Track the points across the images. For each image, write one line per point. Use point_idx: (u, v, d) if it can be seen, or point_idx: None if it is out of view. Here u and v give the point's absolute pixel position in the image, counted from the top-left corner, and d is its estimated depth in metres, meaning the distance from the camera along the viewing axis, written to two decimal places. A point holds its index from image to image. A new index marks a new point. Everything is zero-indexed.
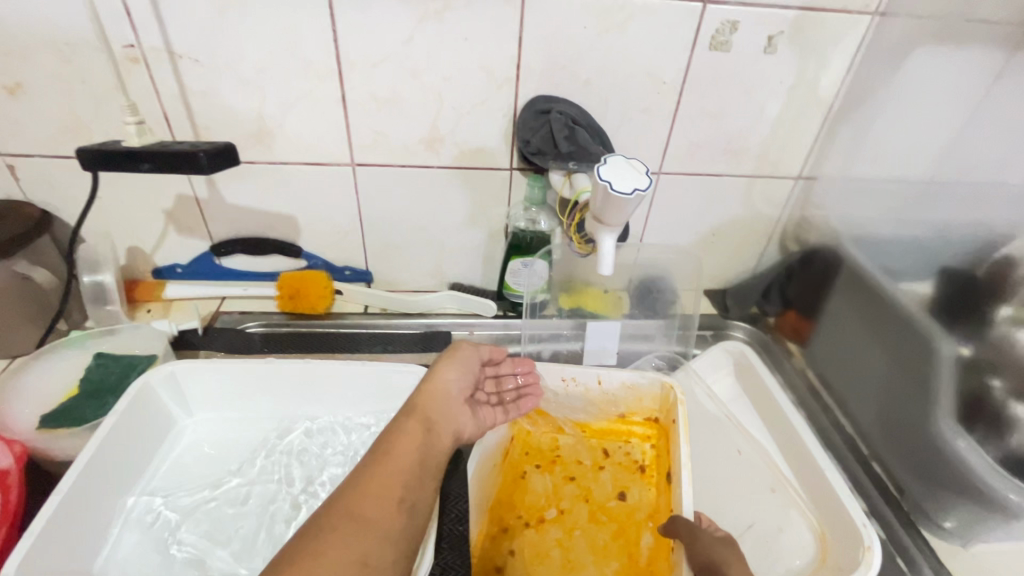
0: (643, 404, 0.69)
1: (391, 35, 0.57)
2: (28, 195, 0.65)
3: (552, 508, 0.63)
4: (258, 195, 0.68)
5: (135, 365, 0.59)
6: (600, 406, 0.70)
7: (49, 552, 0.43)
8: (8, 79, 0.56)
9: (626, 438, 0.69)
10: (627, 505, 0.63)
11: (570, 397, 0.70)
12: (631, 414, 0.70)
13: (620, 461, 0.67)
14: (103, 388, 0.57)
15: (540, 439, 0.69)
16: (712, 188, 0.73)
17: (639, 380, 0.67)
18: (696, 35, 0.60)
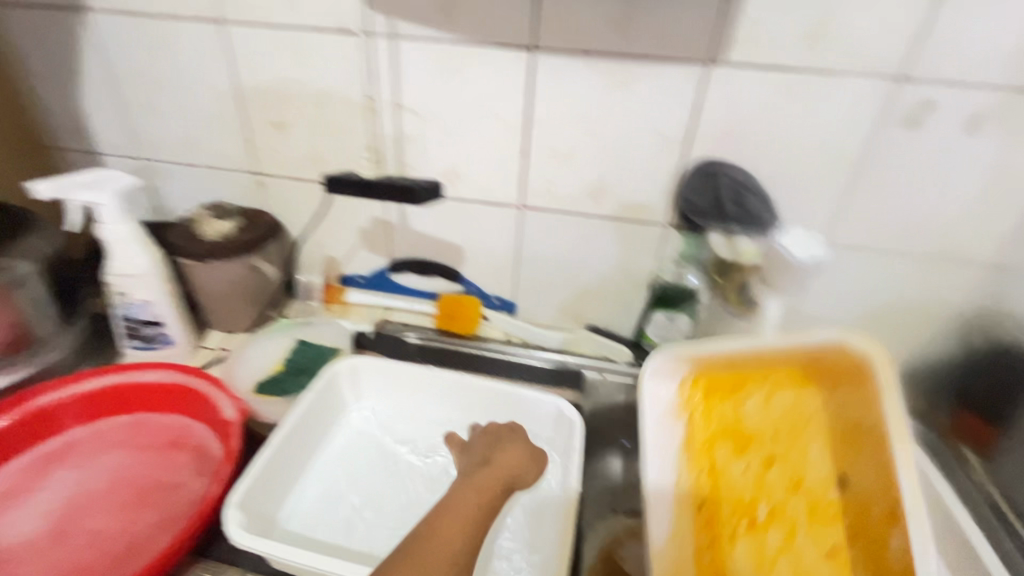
0: (829, 355, 0.54)
1: (579, 99, 0.64)
2: (267, 206, 0.81)
3: (762, 497, 0.54)
4: (437, 225, 0.78)
5: (324, 354, 0.72)
6: (778, 355, 0.56)
7: (255, 495, 0.52)
8: (278, 117, 0.73)
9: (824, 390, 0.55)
10: (845, 487, 0.51)
11: (734, 356, 0.57)
12: (817, 359, 0.55)
13: (825, 424, 0.54)
14: (301, 367, 0.70)
15: (722, 405, 0.58)
16: (884, 267, 0.69)
17: (806, 336, 0.54)
18: (884, 111, 0.59)
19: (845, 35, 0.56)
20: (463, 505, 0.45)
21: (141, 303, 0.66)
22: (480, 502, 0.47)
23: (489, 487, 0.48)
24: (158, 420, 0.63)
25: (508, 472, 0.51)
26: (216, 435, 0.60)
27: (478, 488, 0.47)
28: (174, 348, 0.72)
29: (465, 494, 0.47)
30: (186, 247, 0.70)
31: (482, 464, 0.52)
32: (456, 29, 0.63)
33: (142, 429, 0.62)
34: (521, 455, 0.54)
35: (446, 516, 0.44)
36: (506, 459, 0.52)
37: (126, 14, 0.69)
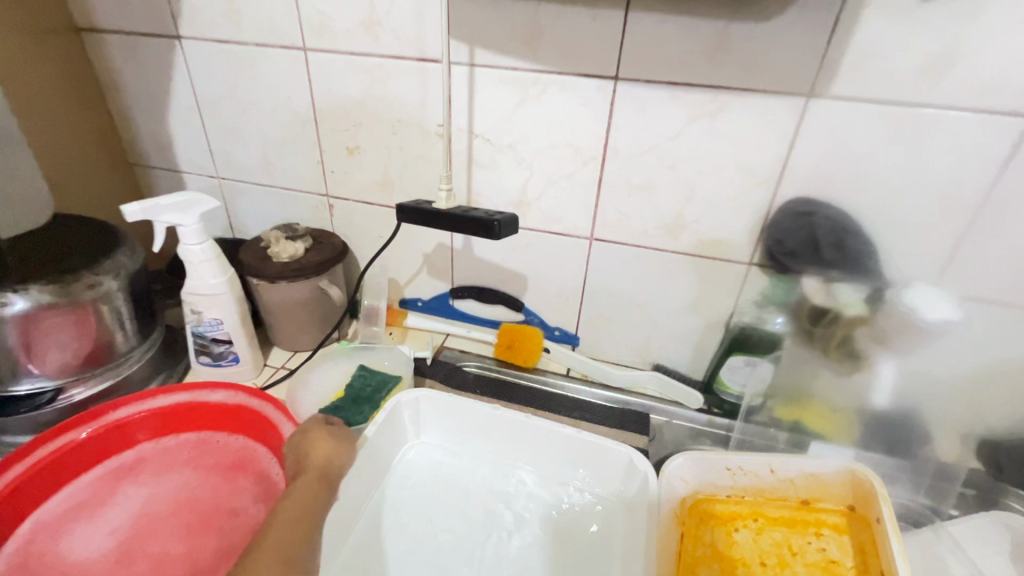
0: (832, 491, 0.60)
1: (661, 130, 0.61)
2: (335, 227, 0.82)
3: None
4: (503, 253, 0.77)
5: (386, 383, 0.69)
6: (777, 492, 0.61)
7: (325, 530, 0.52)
8: (352, 142, 0.74)
9: (815, 531, 0.58)
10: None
11: (740, 484, 0.60)
12: (818, 500, 0.60)
13: (813, 561, 0.56)
14: (362, 396, 0.67)
15: (713, 534, 0.58)
16: (1001, 321, 0.61)
17: (822, 467, 0.59)
18: (1013, 152, 0.53)
19: (972, 68, 0.50)
20: (293, 517, 0.48)
21: (213, 322, 0.67)
22: (303, 521, 0.48)
23: (308, 497, 0.50)
24: (224, 441, 0.63)
25: (320, 474, 0.52)
26: (279, 460, 0.60)
27: (299, 500, 0.49)
28: (240, 367, 0.73)
29: (295, 506, 0.49)
30: (256, 267, 0.71)
31: (304, 470, 0.52)
32: (537, 58, 0.61)
33: (208, 450, 0.62)
34: (326, 450, 0.54)
35: (273, 531, 0.47)
36: (314, 462, 0.52)
37: (216, 43, 0.72)
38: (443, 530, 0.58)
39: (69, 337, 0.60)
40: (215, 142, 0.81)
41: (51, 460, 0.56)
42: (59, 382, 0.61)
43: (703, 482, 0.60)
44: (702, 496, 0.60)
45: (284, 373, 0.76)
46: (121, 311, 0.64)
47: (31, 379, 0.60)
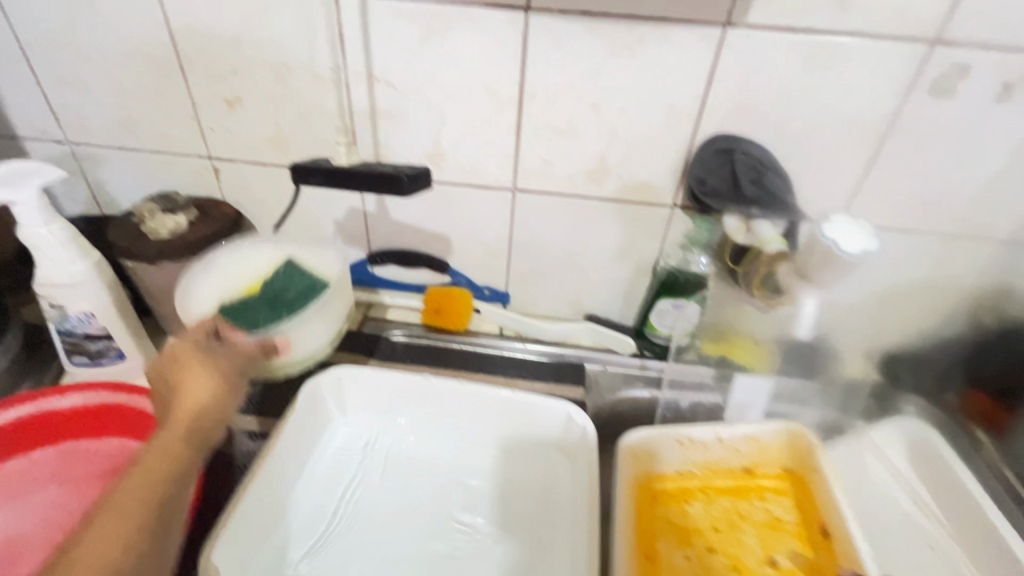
0: (770, 455, 0.61)
1: (579, 68, 0.57)
2: (225, 195, 0.72)
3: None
4: (421, 212, 0.71)
5: (315, 288, 0.60)
6: (721, 463, 0.61)
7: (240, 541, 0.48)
8: (231, 93, 0.63)
9: (759, 495, 0.60)
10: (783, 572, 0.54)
11: (688, 458, 0.60)
12: (758, 467, 0.61)
13: (761, 522, 0.57)
14: (280, 300, 0.58)
15: (665, 510, 0.58)
16: (898, 245, 0.66)
17: (763, 431, 0.60)
18: (914, 79, 0.54)
19: None
20: (153, 463, 0.44)
21: (82, 316, 0.57)
22: (166, 468, 0.44)
23: (173, 442, 0.46)
24: (100, 446, 0.56)
25: (188, 418, 0.47)
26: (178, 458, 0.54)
27: (161, 446, 0.45)
28: (128, 364, 0.63)
29: (155, 452, 0.45)
30: (130, 248, 0.61)
31: (175, 411, 0.48)
32: None
33: (82, 460, 0.55)
34: (196, 388, 0.49)
35: (131, 478, 0.43)
36: (181, 401, 0.48)
37: None
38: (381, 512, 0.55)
39: None
40: (53, 99, 0.66)
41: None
42: None
43: (656, 457, 0.60)
44: (653, 475, 0.60)
45: None
46: None
47: None
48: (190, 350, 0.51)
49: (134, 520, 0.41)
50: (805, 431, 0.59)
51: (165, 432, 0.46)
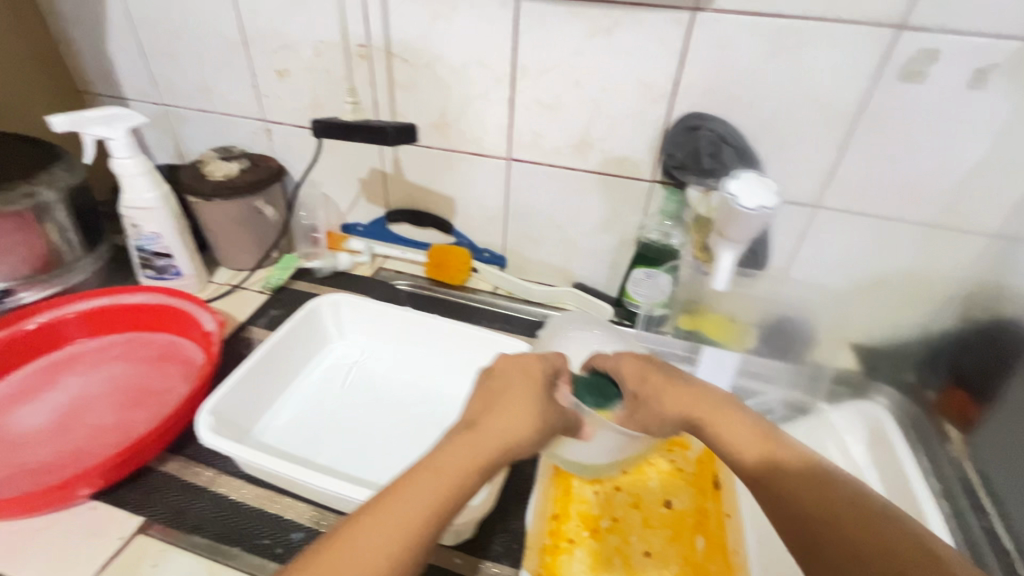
0: None
1: (563, 48, 0.64)
2: (274, 153, 0.86)
3: (606, 516, 0.64)
4: (430, 176, 0.80)
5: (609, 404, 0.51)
6: None
7: (245, 407, 0.60)
8: (281, 65, 0.76)
9: (668, 447, 0.71)
10: (674, 508, 0.65)
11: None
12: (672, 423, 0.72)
13: (665, 468, 0.69)
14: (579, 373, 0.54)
15: None
16: (879, 233, 0.66)
17: None
18: (882, 63, 0.56)
19: None
20: (450, 463, 0.39)
21: (152, 235, 0.72)
22: (457, 480, 0.39)
23: (474, 459, 0.40)
24: (151, 336, 0.71)
25: (502, 439, 0.42)
26: (203, 349, 0.68)
27: (457, 475, 0.39)
28: (184, 281, 0.78)
29: (453, 460, 0.40)
30: (193, 185, 0.75)
31: (474, 420, 0.43)
32: None
33: (135, 344, 0.69)
34: (526, 411, 0.43)
35: (419, 474, 0.38)
36: (503, 420, 0.43)
37: None
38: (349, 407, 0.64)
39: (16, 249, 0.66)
40: (153, 68, 0.83)
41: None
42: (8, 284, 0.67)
43: None
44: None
45: (229, 288, 0.82)
46: (66, 224, 0.70)
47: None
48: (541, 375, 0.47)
49: (420, 523, 0.37)
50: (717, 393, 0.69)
51: (469, 437, 0.41)
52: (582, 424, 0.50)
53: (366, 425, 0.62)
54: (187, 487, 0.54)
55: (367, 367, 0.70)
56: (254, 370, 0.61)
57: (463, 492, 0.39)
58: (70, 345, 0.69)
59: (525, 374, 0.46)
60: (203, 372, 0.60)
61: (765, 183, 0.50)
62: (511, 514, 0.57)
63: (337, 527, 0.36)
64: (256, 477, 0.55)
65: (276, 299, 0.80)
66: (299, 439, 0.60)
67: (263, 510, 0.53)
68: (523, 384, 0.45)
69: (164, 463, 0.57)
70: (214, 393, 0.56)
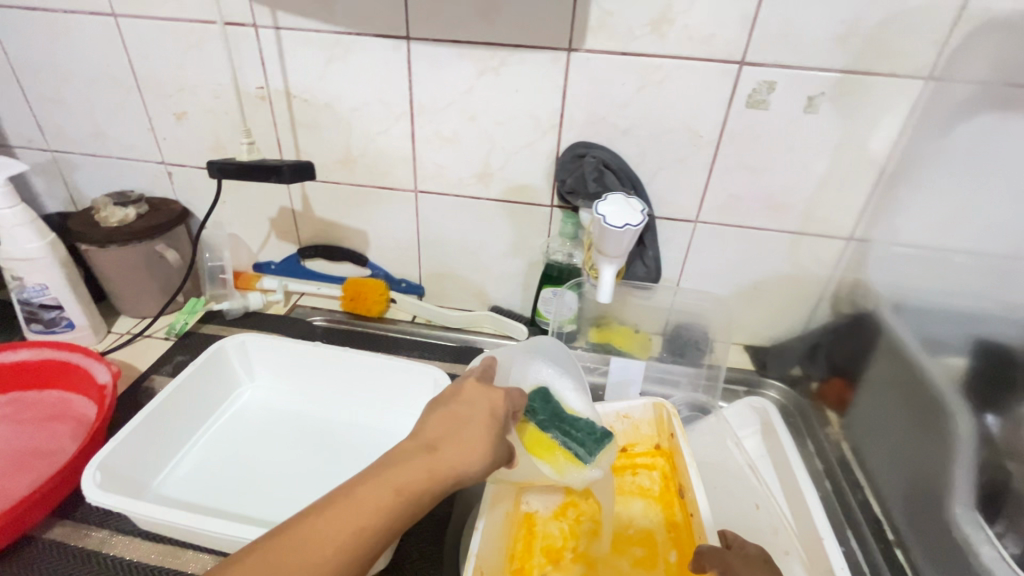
0: (643, 433, 0.69)
1: (456, 86, 0.68)
2: (177, 196, 0.84)
3: (570, 548, 0.60)
4: (340, 211, 0.81)
5: (574, 437, 0.56)
6: None
7: (138, 455, 0.57)
8: (178, 108, 0.76)
9: (632, 470, 0.67)
10: (642, 528, 0.62)
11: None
12: (633, 445, 0.69)
13: (630, 490, 0.65)
14: (558, 420, 0.56)
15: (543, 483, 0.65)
16: (751, 241, 0.73)
17: (633, 409, 0.68)
18: (732, 93, 0.63)
19: (689, 22, 0.60)
20: (406, 485, 0.38)
21: (38, 287, 0.69)
22: (411, 499, 0.38)
23: (430, 482, 0.39)
24: (38, 396, 0.66)
25: (455, 470, 0.40)
26: (96, 404, 0.65)
27: (407, 489, 0.38)
28: (77, 333, 0.74)
29: (412, 475, 0.38)
30: (84, 233, 0.72)
31: (436, 440, 0.41)
32: (335, 19, 0.66)
33: (20, 405, 0.65)
34: (485, 443, 0.42)
35: (374, 488, 0.37)
36: (461, 449, 0.41)
37: (22, 10, 0.71)
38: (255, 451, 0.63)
39: None
40: (39, 113, 0.80)
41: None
42: None
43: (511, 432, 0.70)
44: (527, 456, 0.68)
45: (129, 337, 0.78)
46: None
47: None
48: (501, 406, 0.45)
49: (365, 529, 0.36)
50: (665, 407, 0.67)
51: (426, 460, 0.39)
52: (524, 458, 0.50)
53: (276, 466, 0.61)
54: (72, 552, 0.51)
55: (279, 408, 0.69)
56: (156, 414, 0.59)
57: (407, 517, 0.38)
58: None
59: (487, 402, 0.44)
60: (93, 426, 0.57)
61: (634, 199, 0.58)
62: (430, 537, 0.58)
63: (282, 528, 0.35)
64: (153, 533, 0.53)
65: (182, 344, 0.77)
66: (204, 488, 0.58)
67: (158, 567, 0.50)
68: (487, 413, 0.44)
69: (49, 529, 0.53)
70: (107, 443, 0.54)
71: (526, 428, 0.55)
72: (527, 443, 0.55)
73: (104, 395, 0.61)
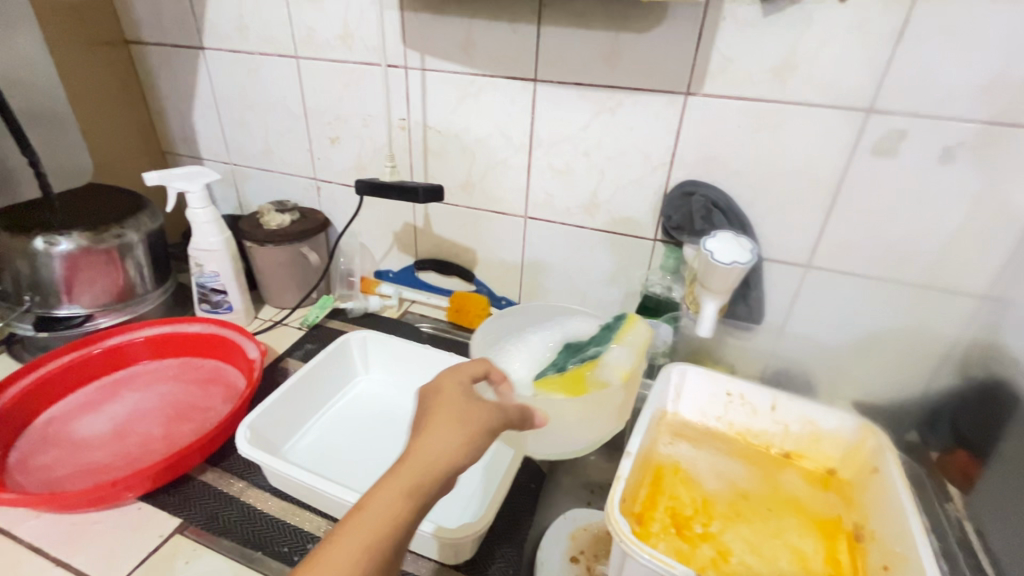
0: (820, 449, 0.63)
1: (573, 123, 0.74)
2: (322, 208, 0.97)
3: (699, 523, 0.56)
4: (455, 230, 0.90)
5: (582, 349, 0.64)
6: (763, 438, 0.65)
7: (278, 420, 0.67)
8: (334, 134, 0.89)
9: (795, 480, 0.62)
10: (796, 546, 0.55)
11: (728, 417, 0.66)
12: (801, 457, 0.64)
13: (785, 499, 0.60)
14: (567, 355, 0.64)
15: (683, 451, 0.64)
16: (868, 290, 0.70)
17: (823, 420, 0.62)
18: (857, 138, 0.62)
19: (812, 70, 0.60)
20: (381, 504, 0.36)
21: (212, 274, 0.83)
22: (399, 509, 0.37)
23: (410, 487, 0.38)
24: (201, 362, 0.80)
25: (435, 465, 0.39)
26: (244, 375, 0.76)
27: (378, 508, 0.36)
28: (234, 314, 0.89)
29: (386, 490, 0.37)
30: (250, 233, 0.86)
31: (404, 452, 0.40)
32: (473, 62, 0.75)
33: (189, 367, 0.79)
34: (458, 432, 0.42)
35: (334, 541, 0.34)
36: (431, 447, 0.40)
37: (230, 52, 0.89)
38: (364, 434, 0.71)
39: (100, 276, 0.76)
40: (227, 133, 0.98)
41: (62, 370, 0.72)
42: (90, 310, 0.78)
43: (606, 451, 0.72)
44: (681, 421, 0.67)
45: (272, 324, 0.92)
46: (141, 261, 0.80)
47: (70, 304, 0.76)
48: (454, 397, 0.45)
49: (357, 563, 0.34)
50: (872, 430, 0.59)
51: (394, 472, 0.38)
52: (524, 412, 0.50)
53: (382, 451, 0.68)
54: (220, 495, 0.61)
55: (387, 400, 0.77)
56: (294, 388, 0.69)
57: (403, 529, 0.37)
58: (131, 367, 0.78)
59: (434, 405, 0.44)
60: (244, 393, 0.68)
61: (745, 242, 0.62)
62: (510, 541, 0.61)
63: None
64: (280, 490, 0.61)
65: (312, 334, 0.88)
66: (323, 460, 0.66)
67: (283, 521, 0.58)
68: (446, 409, 0.43)
69: (203, 473, 0.64)
70: (257, 406, 0.65)
71: (548, 381, 0.59)
72: (565, 388, 0.59)
73: (254, 368, 0.72)
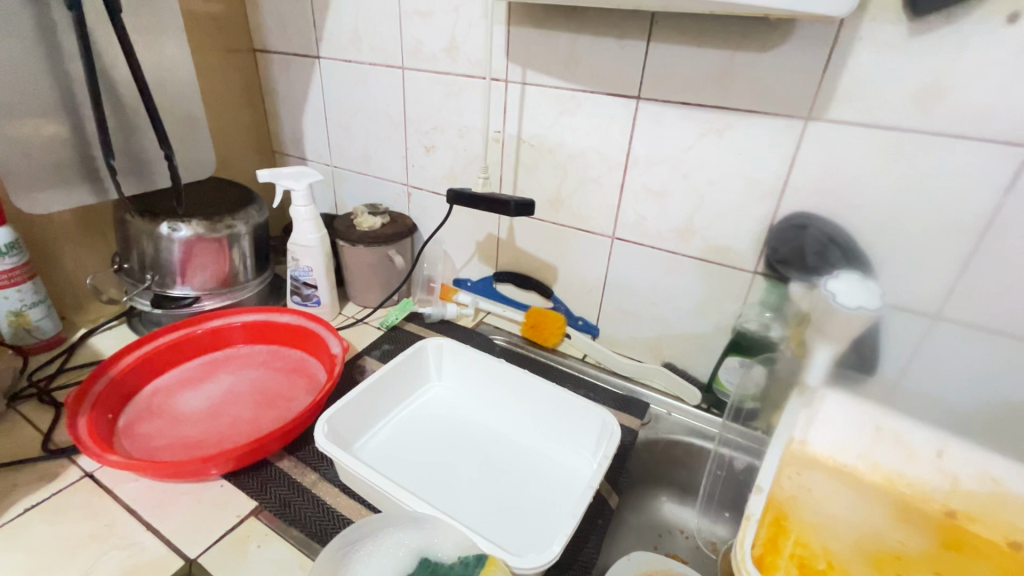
0: (992, 510, 0.55)
1: (674, 144, 0.70)
2: (411, 213, 1.00)
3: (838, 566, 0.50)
4: (538, 244, 0.88)
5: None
6: (921, 488, 0.58)
7: (355, 417, 0.68)
8: (430, 143, 0.91)
9: (961, 542, 0.54)
10: None
11: (875, 457, 0.60)
12: (973, 519, 0.55)
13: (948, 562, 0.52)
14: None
15: (819, 483, 0.58)
16: (1015, 353, 0.60)
17: (993, 471, 0.57)
18: (1015, 177, 0.54)
19: (964, 98, 0.53)
20: None
21: (306, 268, 0.88)
22: None
23: None
24: (288, 352, 0.84)
25: None
26: (325, 368, 0.79)
27: None
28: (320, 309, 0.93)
29: None
30: (344, 233, 0.89)
31: None
32: (575, 78, 0.74)
33: (277, 355, 0.83)
34: None
35: None
36: None
37: (342, 61, 0.94)
38: (433, 441, 0.71)
39: (210, 263, 0.83)
40: (332, 137, 1.03)
41: (169, 345, 0.78)
42: (199, 292, 0.84)
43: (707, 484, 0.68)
44: (814, 452, 0.61)
45: (354, 321, 0.95)
46: (246, 251, 0.87)
47: (183, 286, 0.83)
48: None
49: None
50: None
51: None
52: None
53: (449, 460, 0.68)
54: (293, 484, 0.63)
55: (458, 409, 0.76)
56: (374, 386, 0.71)
57: None
58: (228, 348, 0.84)
59: None
60: (324, 387, 0.70)
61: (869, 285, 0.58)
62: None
63: None
64: (349, 488, 0.62)
65: (389, 336, 0.90)
66: (389, 462, 0.67)
67: (348, 519, 0.59)
68: None
69: (280, 460, 0.66)
70: (339, 400, 0.67)
71: None
72: None
73: (335, 362, 0.75)
